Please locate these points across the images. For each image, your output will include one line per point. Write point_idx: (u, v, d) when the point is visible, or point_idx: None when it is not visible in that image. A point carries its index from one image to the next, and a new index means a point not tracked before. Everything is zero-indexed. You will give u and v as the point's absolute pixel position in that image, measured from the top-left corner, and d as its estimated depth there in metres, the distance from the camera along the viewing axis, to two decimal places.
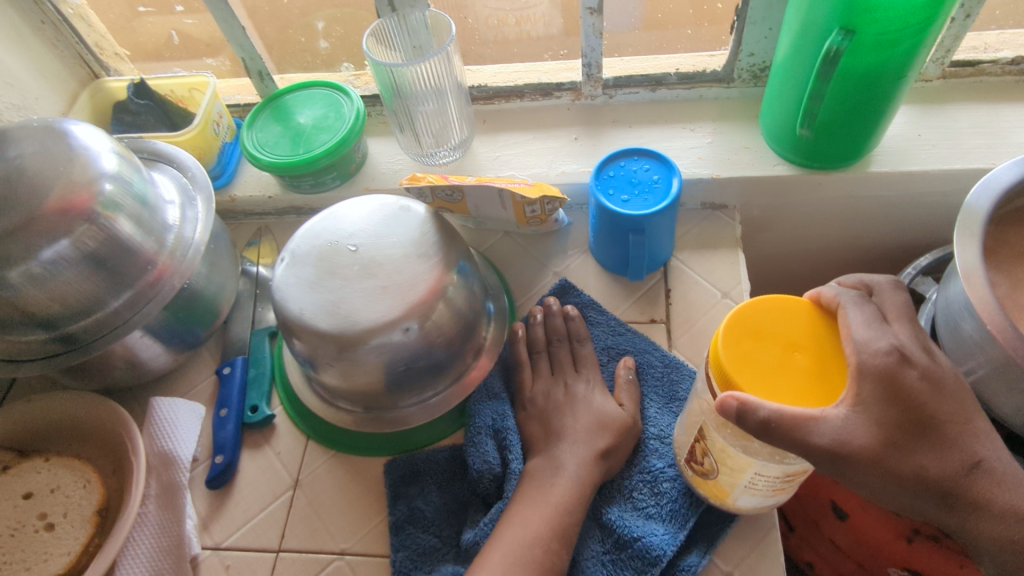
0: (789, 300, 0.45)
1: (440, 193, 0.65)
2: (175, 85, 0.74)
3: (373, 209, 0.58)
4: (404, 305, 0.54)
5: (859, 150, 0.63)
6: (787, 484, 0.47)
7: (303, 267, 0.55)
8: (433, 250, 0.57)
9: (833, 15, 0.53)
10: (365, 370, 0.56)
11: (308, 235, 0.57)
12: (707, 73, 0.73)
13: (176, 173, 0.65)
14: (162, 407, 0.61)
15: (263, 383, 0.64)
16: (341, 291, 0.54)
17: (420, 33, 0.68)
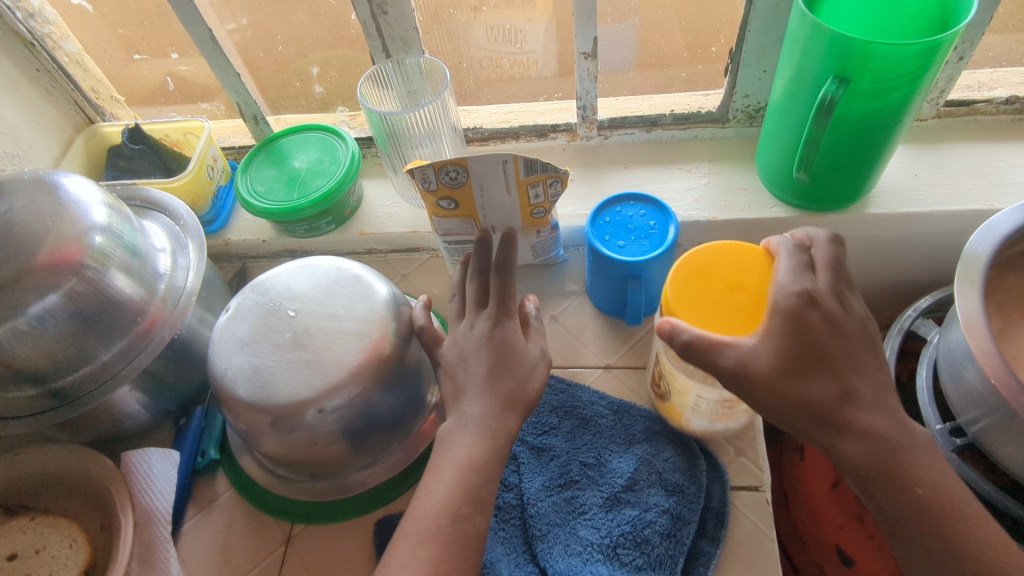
0: (740, 248, 0.49)
1: (443, 172, 0.53)
2: (171, 129, 0.74)
3: (314, 273, 0.57)
4: (332, 377, 0.52)
5: (855, 193, 0.63)
6: (728, 409, 0.52)
7: (241, 327, 0.53)
8: (376, 318, 0.55)
9: (826, 63, 0.52)
10: (290, 441, 0.54)
11: (252, 296, 0.55)
12: (702, 113, 0.73)
13: (169, 220, 0.64)
14: (136, 459, 0.58)
15: (214, 431, 0.63)
16: (266, 358, 0.52)
17: (414, 79, 0.68)
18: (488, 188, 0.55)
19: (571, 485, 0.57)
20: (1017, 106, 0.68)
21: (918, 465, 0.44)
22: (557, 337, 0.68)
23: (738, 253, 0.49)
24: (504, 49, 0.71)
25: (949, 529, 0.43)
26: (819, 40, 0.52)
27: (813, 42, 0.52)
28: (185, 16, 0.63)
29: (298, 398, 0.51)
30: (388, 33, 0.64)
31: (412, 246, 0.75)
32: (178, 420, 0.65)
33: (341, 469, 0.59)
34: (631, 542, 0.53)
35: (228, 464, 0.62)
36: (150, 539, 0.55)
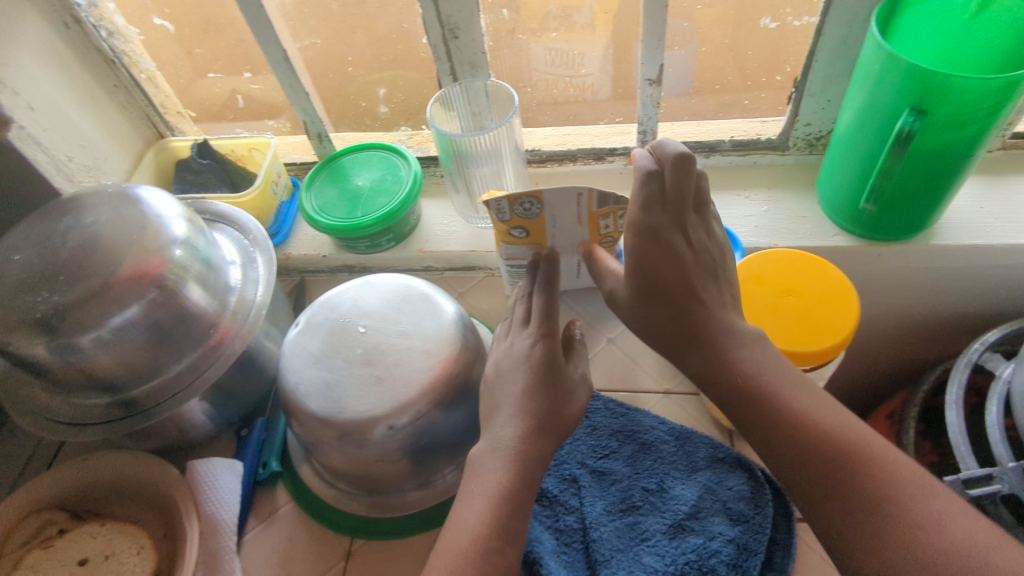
0: (796, 257, 0.53)
1: (519, 204, 0.54)
2: (236, 145, 0.76)
3: (381, 290, 0.58)
4: (401, 395, 0.52)
5: (922, 224, 0.62)
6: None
7: (311, 339, 0.55)
8: (443, 336, 0.56)
9: (903, 95, 0.52)
10: (357, 457, 0.54)
11: (323, 310, 0.57)
12: (761, 141, 0.73)
13: (238, 234, 0.66)
14: (201, 469, 0.59)
15: (275, 443, 0.64)
16: (337, 374, 0.53)
17: (479, 101, 0.69)
18: (562, 220, 0.55)
19: (632, 511, 0.57)
20: None
21: (841, 438, 0.41)
22: (614, 360, 0.68)
23: (795, 260, 0.53)
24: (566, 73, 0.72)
25: (875, 494, 0.39)
26: (896, 72, 0.52)
27: (888, 74, 0.52)
28: (263, 37, 0.64)
29: (367, 415, 0.52)
30: (457, 56, 0.65)
31: (468, 265, 0.76)
32: (239, 430, 0.66)
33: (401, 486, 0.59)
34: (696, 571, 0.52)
35: (289, 475, 0.63)
36: (214, 548, 0.56)
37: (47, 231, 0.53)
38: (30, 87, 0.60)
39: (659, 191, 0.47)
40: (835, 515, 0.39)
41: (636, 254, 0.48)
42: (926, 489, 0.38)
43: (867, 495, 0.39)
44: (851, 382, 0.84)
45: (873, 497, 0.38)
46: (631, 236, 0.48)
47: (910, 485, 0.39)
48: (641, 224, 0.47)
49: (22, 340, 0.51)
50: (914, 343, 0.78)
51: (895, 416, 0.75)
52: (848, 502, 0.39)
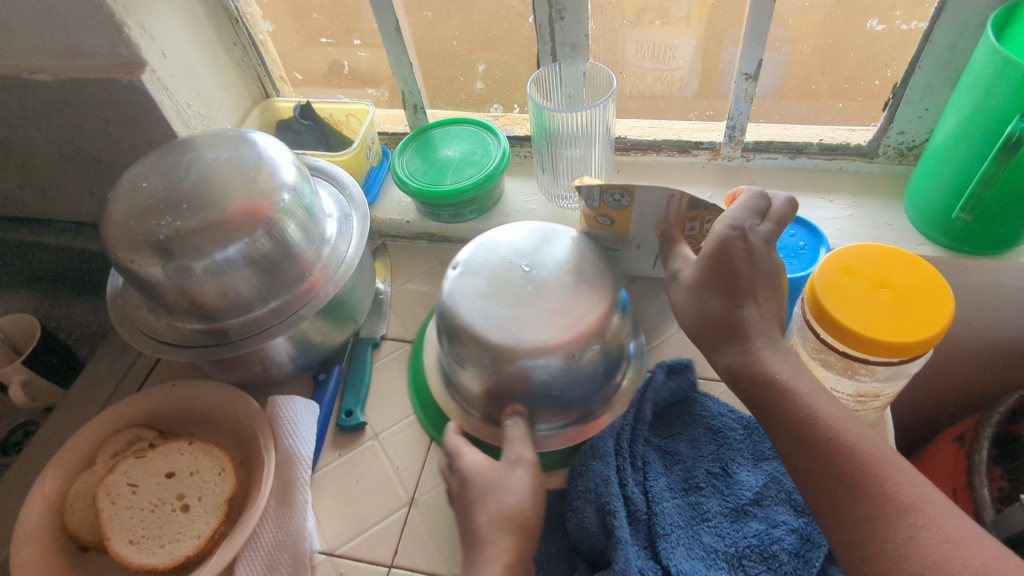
0: (892, 253, 0.54)
1: (609, 195, 0.59)
2: (336, 110, 0.80)
3: (531, 237, 0.61)
4: (576, 328, 0.55)
5: (1014, 241, 0.61)
6: (861, 404, 0.57)
7: (476, 277, 0.58)
8: (601, 281, 0.59)
9: (1014, 103, 0.52)
10: (515, 389, 0.57)
11: (481, 252, 0.60)
12: (850, 146, 0.73)
13: (336, 190, 0.69)
14: (280, 404, 0.62)
15: (360, 389, 0.67)
16: (511, 308, 0.56)
17: (574, 85, 0.72)
18: (647, 216, 0.60)
19: (696, 493, 0.57)
20: None
21: (891, 480, 0.40)
22: (685, 347, 0.68)
23: (888, 256, 0.54)
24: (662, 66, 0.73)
25: (917, 535, 0.38)
26: (1012, 75, 0.51)
27: (1001, 77, 0.52)
28: (378, 6, 0.68)
29: (546, 344, 0.54)
30: (559, 37, 0.68)
31: None
32: (317, 374, 0.69)
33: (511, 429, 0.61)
34: (756, 556, 0.52)
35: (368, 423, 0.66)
36: (289, 480, 0.59)
37: (171, 164, 0.58)
38: (164, 34, 0.65)
39: (764, 208, 0.52)
40: (869, 544, 0.39)
41: (715, 244, 0.50)
42: (980, 549, 0.36)
43: (904, 532, 0.38)
44: (917, 400, 0.82)
45: (915, 545, 0.37)
46: (721, 226, 0.50)
47: (960, 536, 0.37)
48: (734, 218, 0.50)
49: (142, 259, 0.55)
50: (983, 365, 0.77)
51: (965, 437, 0.73)
52: (887, 539, 0.38)
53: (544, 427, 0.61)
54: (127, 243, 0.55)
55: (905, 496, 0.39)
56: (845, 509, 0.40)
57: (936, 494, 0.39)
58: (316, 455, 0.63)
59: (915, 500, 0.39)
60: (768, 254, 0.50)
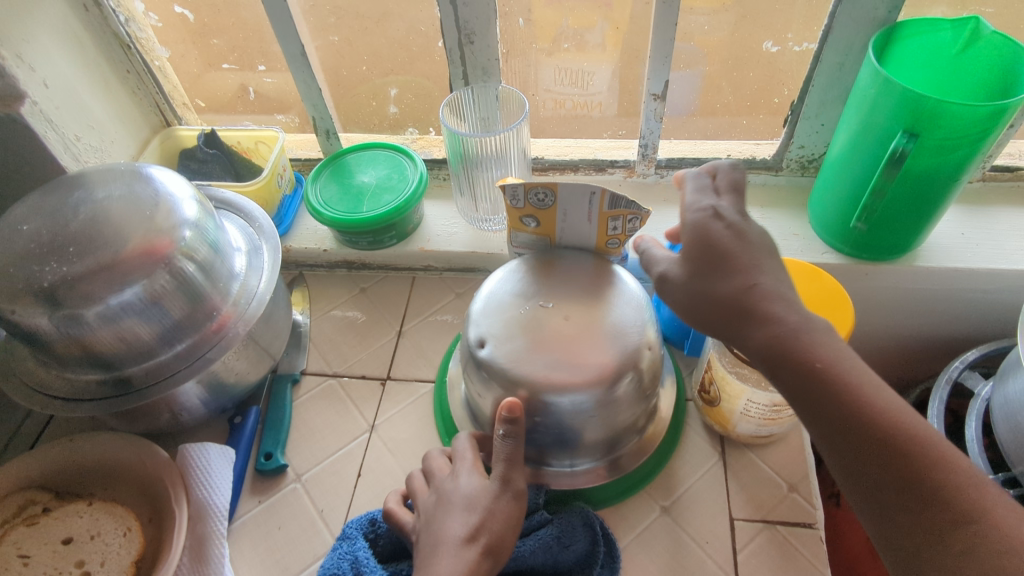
0: (798, 265, 0.57)
1: (533, 193, 0.57)
2: (243, 138, 0.77)
3: (545, 274, 0.59)
4: (629, 350, 0.53)
5: (906, 246, 0.65)
6: (777, 413, 0.56)
7: (508, 341, 0.54)
8: (625, 296, 0.57)
9: (896, 119, 0.55)
10: (581, 424, 0.54)
11: (494, 312, 0.56)
12: (756, 160, 0.76)
13: (244, 223, 0.66)
14: (194, 453, 0.58)
15: (280, 430, 0.64)
16: (564, 357, 0.52)
17: (488, 107, 0.71)
18: (572, 215, 0.59)
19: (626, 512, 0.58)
20: None
21: (950, 478, 0.37)
22: None
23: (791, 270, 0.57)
24: (581, 90, 0.74)
25: (979, 543, 0.36)
26: (891, 95, 0.55)
27: (883, 97, 0.56)
28: (282, 31, 0.66)
29: (585, 378, 0.52)
30: (470, 61, 0.68)
31: (469, 266, 0.76)
32: (232, 417, 0.65)
33: (547, 465, 0.58)
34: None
35: (289, 465, 0.63)
36: (202, 534, 0.55)
37: (57, 204, 0.54)
38: (46, 63, 0.61)
39: (713, 183, 0.49)
40: (928, 553, 0.37)
41: (695, 232, 0.46)
42: None
43: (964, 539, 0.36)
44: None
45: (975, 556, 0.35)
46: (691, 214, 0.47)
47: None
48: (701, 202, 0.47)
49: (25, 309, 0.50)
50: (887, 359, 0.82)
51: None
52: (942, 550, 0.36)
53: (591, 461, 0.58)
54: (7, 293, 0.50)
55: (968, 498, 0.37)
56: (899, 514, 0.38)
57: (991, 489, 0.37)
58: (234, 504, 0.60)
59: (977, 501, 0.37)
60: (749, 223, 0.46)
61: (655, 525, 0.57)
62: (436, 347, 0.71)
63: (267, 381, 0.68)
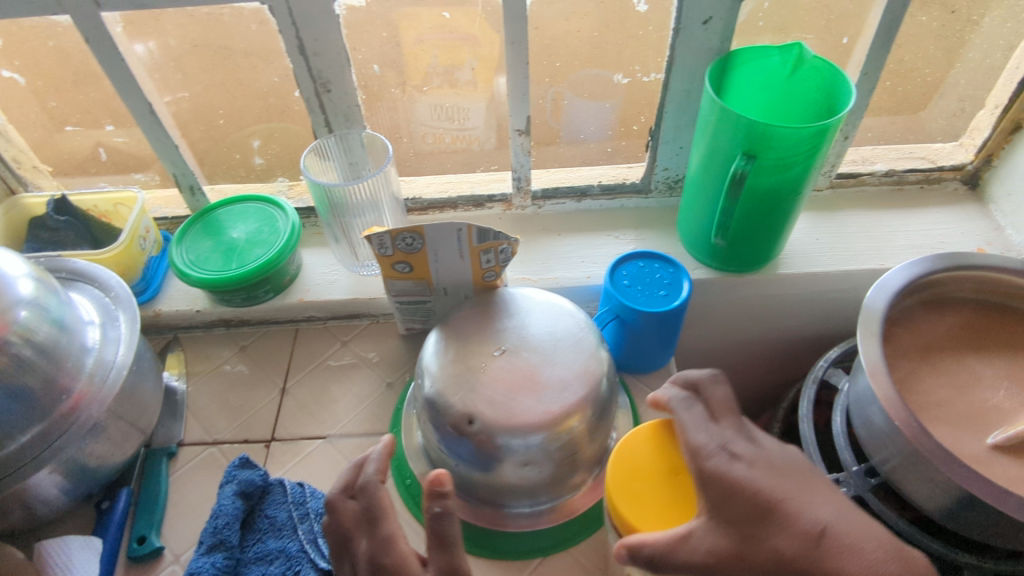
0: (641, 430, 0.49)
1: (400, 240, 0.55)
2: (99, 200, 0.73)
3: (498, 310, 0.59)
4: (588, 373, 0.55)
5: (765, 258, 0.70)
6: None
7: (469, 389, 0.53)
8: (570, 320, 0.58)
9: (735, 142, 0.59)
10: (559, 458, 0.54)
11: (447, 361, 0.56)
12: (627, 184, 0.79)
13: (99, 292, 0.62)
14: (49, 549, 0.55)
15: (153, 511, 0.60)
16: (529, 395, 0.53)
17: (355, 151, 0.70)
18: (443, 255, 0.57)
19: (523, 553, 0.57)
20: (894, 178, 0.80)
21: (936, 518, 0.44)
22: None
23: (658, 437, 0.49)
24: (454, 125, 0.74)
25: None
26: (729, 122, 0.58)
27: (722, 125, 0.59)
28: (124, 90, 0.63)
29: (550, 416, 0.52)
30: (330, 109, 0.67)
31: (352, 313, 0.75)
32: (99, 502, 0.60)
33: (506, 509, 0.59)
34: None
35: (166, 546, 0.59)
36: None
37: None
38: None
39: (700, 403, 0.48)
40: None
41: (710, 476, 0.42)
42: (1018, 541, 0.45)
43: None
44: None
45: None
46: (707, 448, 0.44)
47: None
48: (714, 440, 0.44)
49: None
50: (769, 359, 0.86)
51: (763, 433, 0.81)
52: None
53: (547, 501, 0.59)
54: None
55: None
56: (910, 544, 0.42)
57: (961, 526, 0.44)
58: None
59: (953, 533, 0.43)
60: (762, 446, 0.44)
61: (549, 558, 0.57)
62: (322, 401, 0.69)
63: (140, 457, 0.64)
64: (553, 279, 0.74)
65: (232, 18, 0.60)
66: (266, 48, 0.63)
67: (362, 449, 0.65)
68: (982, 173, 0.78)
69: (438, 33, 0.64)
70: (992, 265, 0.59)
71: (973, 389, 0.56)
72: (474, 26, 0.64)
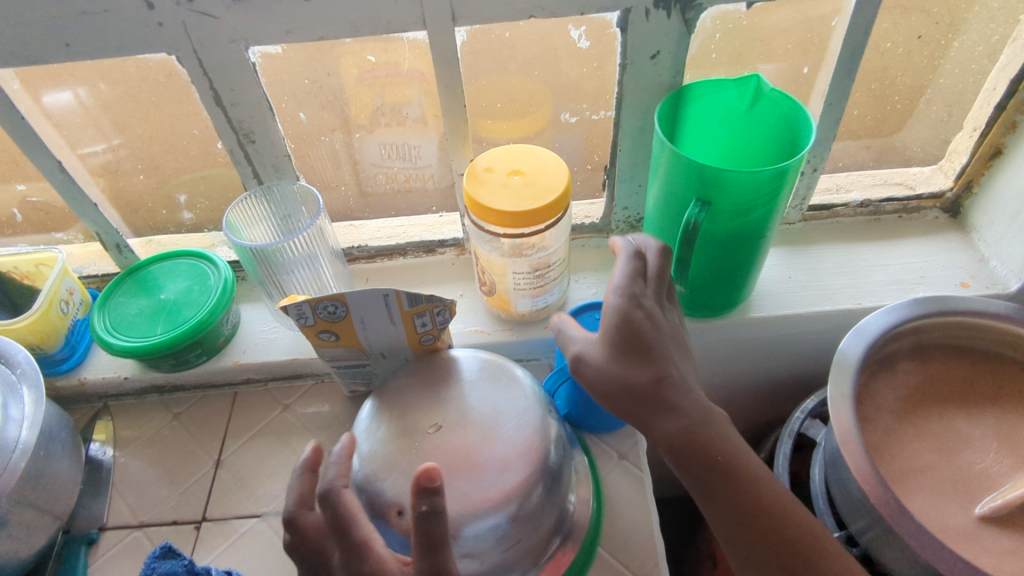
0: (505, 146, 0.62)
1: (321, 308, 0.51)
2: (19, 262, 0.66)
3: (438, 377, 0.55)
4: (529, 449, 0.50)
5: (732, 303, 0.65)
6: None
7: (398, 475, 0.48)
8: (512, 391, 0.54)
9: (688, 187, 0.54)
10: (505, 543, 0.49)
11: (377, 444, 0.51)
12: (586, 224, 0.74)
13: (3, 368, 0.57)
14: None
15: None
16: (464, 478, 0.48)
17: (288, 204, 0.66)
18: (371, 320, 0.53)
19: None
20: (870, 209, 0.75)
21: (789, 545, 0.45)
22: None
23: None
24: (405, 164, 0.68)
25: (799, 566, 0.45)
26: (679, 167, 0.53)
27: (673, 168, 0.54)
28: (28, 150, 0.58)
29: (487, 502, 0.47)
30: (257, 160, 0.62)
31: (294, 373, 0.70)
32: None
33: None
34: None
35: None
36: None
37: None
38: None
39: (641, 269, 0.51)
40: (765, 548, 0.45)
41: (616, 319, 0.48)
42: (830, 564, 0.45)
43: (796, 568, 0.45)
44: None
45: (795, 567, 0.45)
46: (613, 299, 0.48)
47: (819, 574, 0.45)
48: (626, 287, 0.49)
49: None
50: (746, 400, 0.81)
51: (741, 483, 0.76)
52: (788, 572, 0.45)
53: None
54: None
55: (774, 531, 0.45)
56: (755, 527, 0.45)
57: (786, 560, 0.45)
58: None
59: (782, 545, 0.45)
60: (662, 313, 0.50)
61: None
62: (260, 473, 0.64)
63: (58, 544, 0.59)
64: (507, 329, 0.69)
65: (140, 70, 0.56)
66: (181, 101, 0.59)
67: None
68: (962, 201, 0.73)
69: (381, 71, 0.59)
70: (971, 310, 0.55)
71: (956, 452, 0.52)
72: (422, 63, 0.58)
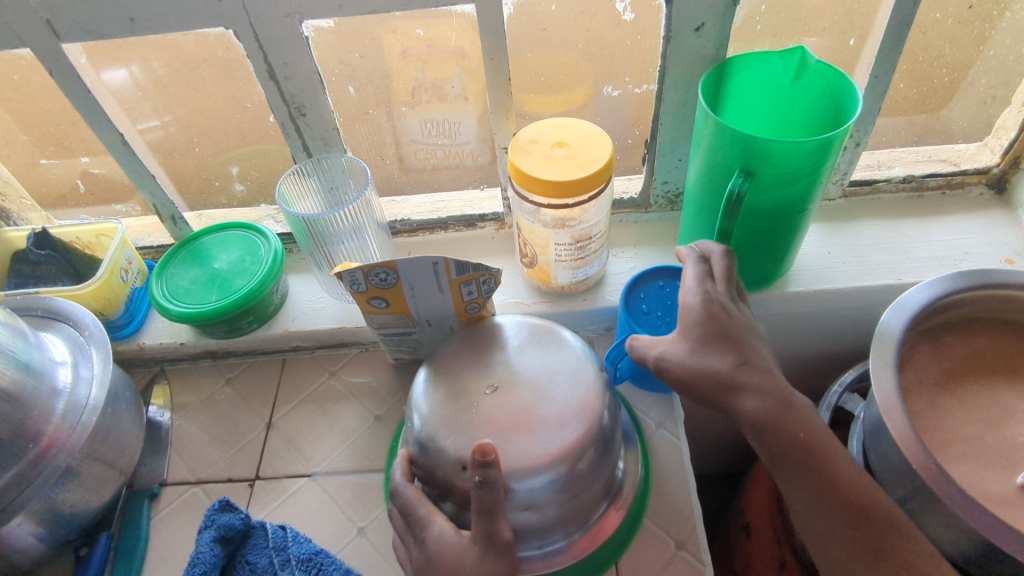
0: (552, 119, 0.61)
1: (374, 275, 0.53)
2: (81, 232, 0.70)
3: (483, 343, 0.56)
4: (582, 409, 0.52)
5: (771, 277, 0.65)
6: None
7: (459, 431, 0.50)
8: (564, 354, 0.55)
9: (732, 158, 0.55)
10: (559, 498, 0.51)
11: (437, 403, 0.53)
12: (625, 199, 0.75)
13: (73, 331, 0.61)
14: None
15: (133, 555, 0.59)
16: (523, 436, 0.50)
17: (336, 176, 0.68)
18: (420, 287, 0.55)
19: None
20: (913, 185, 0.74)
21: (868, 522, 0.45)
22: None
23: None
24: (445, 140, 0.69)
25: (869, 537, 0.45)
26: (724, 138, 0.54)
27: (717, 140, 0.55)
28: (92, 122, 0.61)
29: (546, 458, 0.49)
30: (307, 133, 0.64)
31: (340, 342, 0.72)
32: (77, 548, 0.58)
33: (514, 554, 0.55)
34: None
35: None
36: None
37: None
38: None
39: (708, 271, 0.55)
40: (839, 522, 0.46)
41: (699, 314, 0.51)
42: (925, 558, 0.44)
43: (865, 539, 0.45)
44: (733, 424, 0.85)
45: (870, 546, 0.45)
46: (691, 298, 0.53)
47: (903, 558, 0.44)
48: (699, 286, 0.53)
49: None
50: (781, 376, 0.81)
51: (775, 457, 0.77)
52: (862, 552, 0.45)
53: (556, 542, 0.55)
54: None
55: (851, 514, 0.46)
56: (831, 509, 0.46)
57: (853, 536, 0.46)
58: None
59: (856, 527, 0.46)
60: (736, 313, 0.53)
61: None
62: (308, 435, 0.67)
63: (121, 497, 0.62)
64: (546, 301, 0.70)
65: (198, 45, 0.58)
66: (235, 75, 0.61)
67: (348, 487, 0.63)
68: (1009, 177, 0.72)
69: (423, 47, 0.60)
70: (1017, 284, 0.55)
71: (998, 424, 0.52)
72: (464, 38, 0.59)
